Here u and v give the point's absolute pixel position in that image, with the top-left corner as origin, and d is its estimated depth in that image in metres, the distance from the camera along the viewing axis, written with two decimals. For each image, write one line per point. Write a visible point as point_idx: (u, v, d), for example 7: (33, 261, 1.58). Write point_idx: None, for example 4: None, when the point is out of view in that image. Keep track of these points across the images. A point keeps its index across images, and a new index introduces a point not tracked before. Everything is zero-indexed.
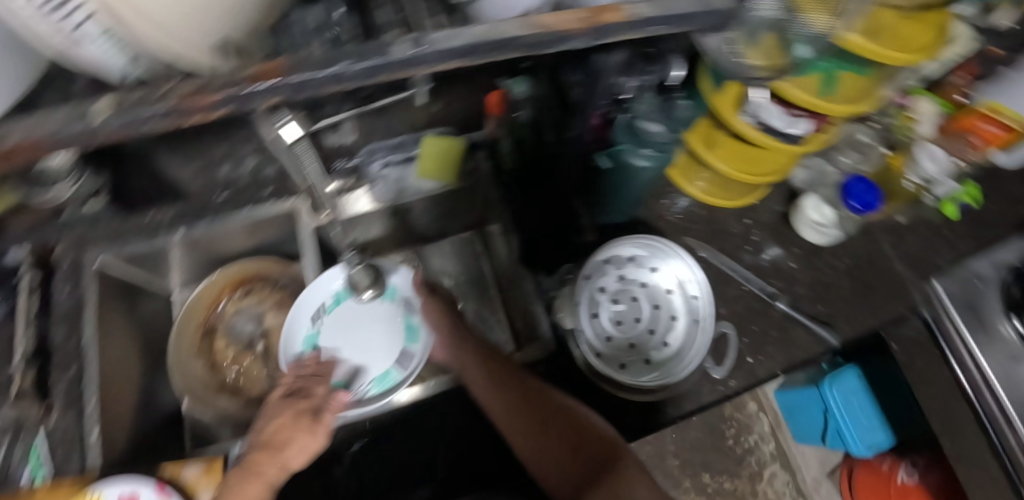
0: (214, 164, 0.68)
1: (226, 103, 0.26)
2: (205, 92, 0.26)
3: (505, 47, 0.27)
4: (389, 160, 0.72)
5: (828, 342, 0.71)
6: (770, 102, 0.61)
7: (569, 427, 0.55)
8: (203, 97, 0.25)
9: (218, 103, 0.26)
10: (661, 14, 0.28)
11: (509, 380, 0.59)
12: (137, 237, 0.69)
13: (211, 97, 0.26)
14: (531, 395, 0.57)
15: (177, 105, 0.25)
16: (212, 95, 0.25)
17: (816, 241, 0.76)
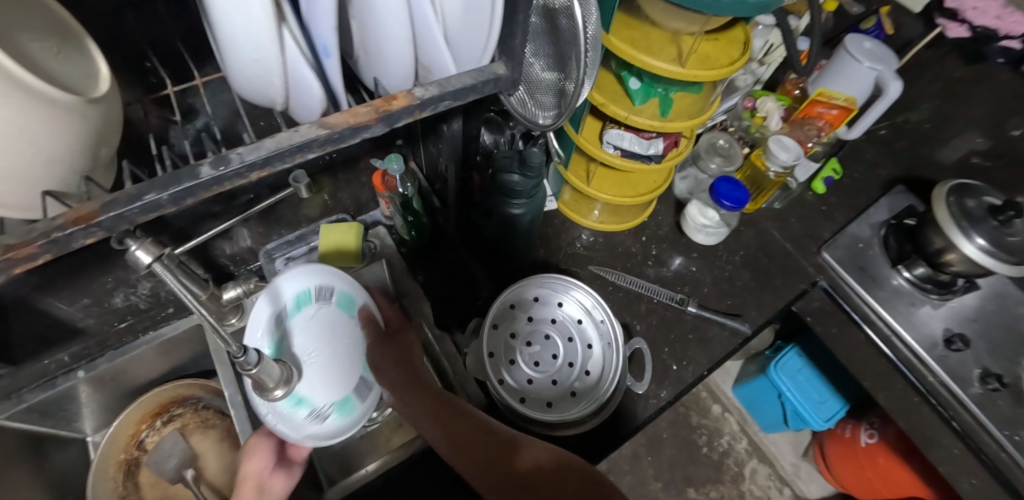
0: (107, 296, 0.66)
1: (47, 249, 0.26)
2: (24, 242, 0.26)
3: (304, 149, 0.29)
4: (290, 256, 0.71)
5: (742, 331, 0.75)
6: (621, 130, 0.68)
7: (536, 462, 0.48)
8: (23, 248, 0.25)
9: (37, 251, 0.26)
10: (439, 94, 0.31)
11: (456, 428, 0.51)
12: (33, 388, 0.66)
13: (30, 246, 0.26)
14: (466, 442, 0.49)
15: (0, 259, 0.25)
16: (29, 244, 0.25)
17: (706, 243, 0.82)
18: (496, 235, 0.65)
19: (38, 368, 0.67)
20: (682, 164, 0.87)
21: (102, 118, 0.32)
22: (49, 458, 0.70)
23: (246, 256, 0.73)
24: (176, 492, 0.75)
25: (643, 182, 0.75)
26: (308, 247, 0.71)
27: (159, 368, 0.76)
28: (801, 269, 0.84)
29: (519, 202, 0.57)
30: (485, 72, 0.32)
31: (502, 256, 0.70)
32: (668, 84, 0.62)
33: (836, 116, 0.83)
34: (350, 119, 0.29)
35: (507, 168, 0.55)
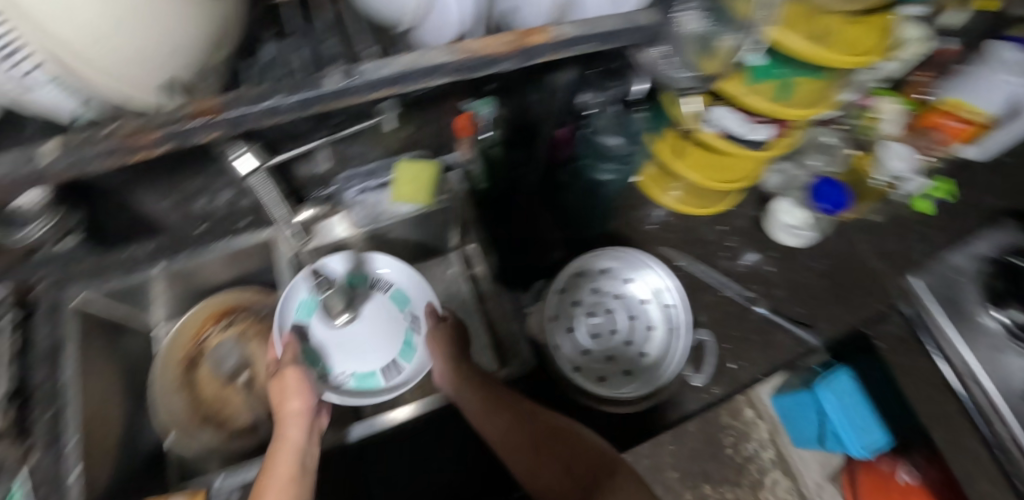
0: (188, 198, 0.65)
1: (167, 139, 0.27)
2: (147, 130, 0.27)
3: (436, 73, 0.28)
4: (366, 186, 0.71)
5: (808, 343, 0.71)
6: (731, 109, 0.61)
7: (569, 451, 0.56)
8: (147, 135, 0.27)
9: (156, 141, 0.27)
10: (580, 36, 0.29)
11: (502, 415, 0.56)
12: (114, 276, 0.69)
13: (152, 134, 0.27)
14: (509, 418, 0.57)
15: (123, 144, 0.27)
16: (153, 133, 0.27)
17: (792, 245, 0.77)
18: None
19: (120, 259, 0.70)
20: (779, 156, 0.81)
21: (226, 16, 0.32)
22: (121, 339, 0.75)
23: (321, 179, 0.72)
24: (227, 393, 0.77)
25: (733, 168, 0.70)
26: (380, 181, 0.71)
27: (226, 274, 0.79)
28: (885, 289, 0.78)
29: None
30: (630, 19, 0.30)
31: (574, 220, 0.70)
32: (793, 66, 0.57)
33: (960, 130, 0.76)
34: (488, 48, 0.28)
35: None
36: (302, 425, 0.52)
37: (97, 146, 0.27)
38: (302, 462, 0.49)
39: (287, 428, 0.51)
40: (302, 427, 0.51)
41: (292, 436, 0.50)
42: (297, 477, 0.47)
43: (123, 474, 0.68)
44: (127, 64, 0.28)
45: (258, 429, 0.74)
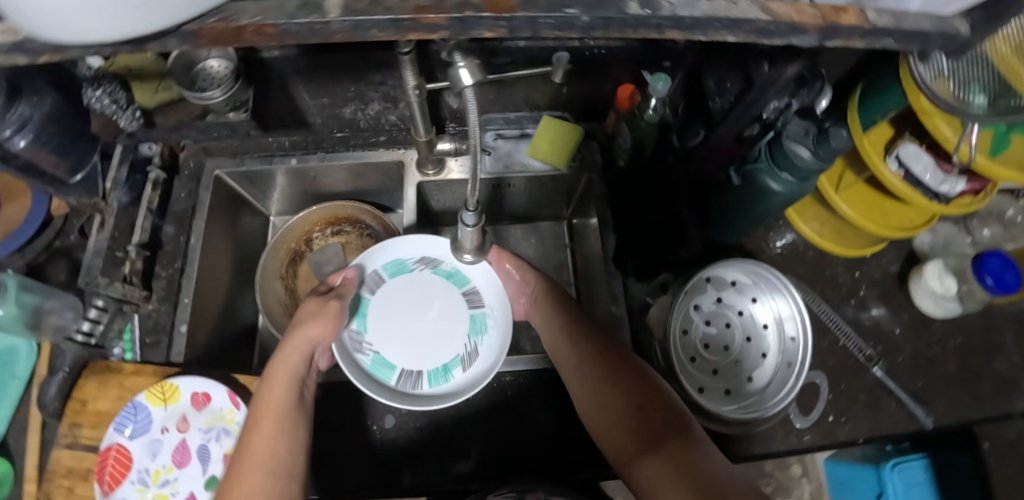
0: (342, 103, 0.72)
1: (451, 25, 0.24)
2: (436, 10, 0.24)
3: (732, 30, 0.25)
4: (502, 133, 0.70)
5: (921, 421, 0.65)
6: (921, 150, 0.57)
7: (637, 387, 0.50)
8: (434, 16, 0.23)
9: (442, 24, 0.24)
10: (892, 28, 0.27)
11: (581, 338, 0.55)
12: (254, 157, 0.72)
13: (441, 16, 0.23)
14: (588, 344, 0.55)
15: (410, 17, 0.23)
16: (442, 13, 0.23)
17: (930, 312, 0.70)
18: (727, 200, 0.59)
19: (263, 143, 0.72)
20: (944, 215, 0.73)
21: None
22: (242, 219, 0.80)
23: (465, 117, 0.72)
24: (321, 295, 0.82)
25: (897, 215, 0.64)
26: (521, 132, 0.71)
27: (346, 186, 0.80)
28: (1021, 391, 0.70)
29: (787, 177, 0.51)
30: (945, 24, 0.29)
31: (710, 222, 0.65)
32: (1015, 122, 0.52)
33: None
34: (796, 16, 0.25)
35: (796, 138, 0.49)
36: (298, 356, 0.52)
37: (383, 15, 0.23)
38: (294, 398, 0.49)
39: (280, 357, 0.52)
40: (301, 357, 0.52)
41: (286, 363, 0.51)
42: (287, 407, 0.48)
43: (220, 341, 0.73)
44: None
45: None
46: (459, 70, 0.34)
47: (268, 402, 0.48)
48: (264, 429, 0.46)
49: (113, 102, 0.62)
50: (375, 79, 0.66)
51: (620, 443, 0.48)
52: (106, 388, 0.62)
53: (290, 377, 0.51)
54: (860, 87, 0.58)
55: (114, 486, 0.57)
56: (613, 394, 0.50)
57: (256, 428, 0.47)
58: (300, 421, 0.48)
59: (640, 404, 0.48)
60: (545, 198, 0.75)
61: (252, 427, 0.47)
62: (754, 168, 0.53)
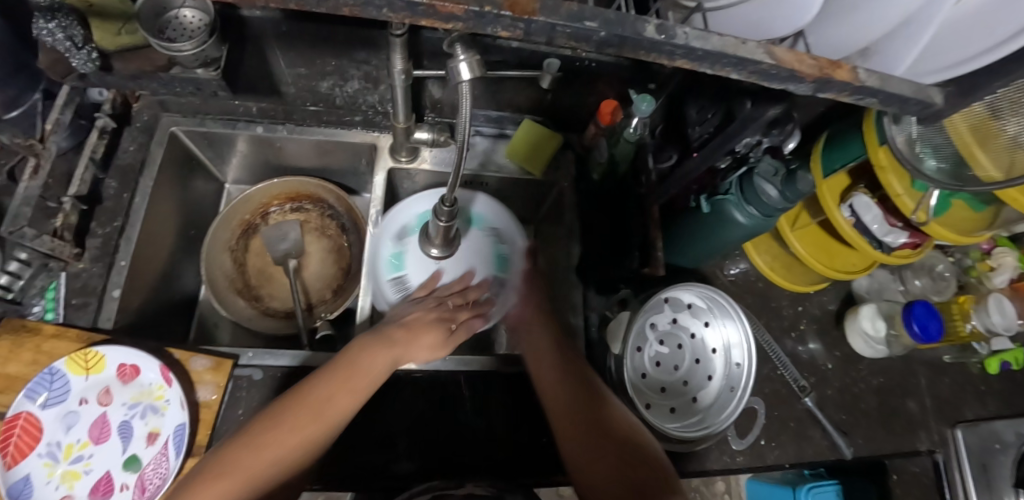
0: (319, 76, 0.68)
1: (468, 19, 0.23)
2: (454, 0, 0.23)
3: (736, 68, 0.26)
4: (481, 130, 0.70)
5: (841, 451, 0.69)
6: (872, 201, 0.61)
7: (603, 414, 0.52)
8: (452, 6, 0.22)
9: (459, 16, 0.23)
10: (879, 89, 0.28)
11: (569, 372, 0.55)
12: (216, 119, 0.68)
13: (459, 6, 0.23)
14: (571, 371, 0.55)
15: (426, 4, 0.22)
16: (460, 4, 0.22)
17: (860, 351, 0.76)
18: (691, 226, 0.60)
19: (227, 106, 0.68)
20: (882, 263, 0.79)
21: None
22: (195, 182, 0.75)
23: (445, 108, 0.71)
24: (272, 272, 0.77)
25: (842, 258, 0.68)
26: (499, 132, 0.70)
27: (313, 161, 0.77)
28: (928, 430, 0.76)
29: (752, 212, 0.53)
30: (921, 93, 0.30)
31: (674, 246, 0.66)
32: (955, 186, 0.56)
33: None
34: (796, 64, 0.26)
35: (765, 177, 0.50)
36: (387, 364, 0.50)
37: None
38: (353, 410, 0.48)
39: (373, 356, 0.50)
40: (400, 347, 0.51)
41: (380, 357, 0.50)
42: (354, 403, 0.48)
43: (155, 309, 0.68)
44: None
45: (291, 319, 0.74)
46: (459, 63, 0.34)
47: (343, 395, 0.47)
48: (327, 411, 0.46)
49: (68, 38, 0.54)
50: (358, 56, 0.64)
51: (586, 460, 0.50)
52: (18, 351, 0.56)
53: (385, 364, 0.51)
54: (824, 135, 0.63)
55: (17, 459, 0.52)
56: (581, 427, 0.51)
57: (279, 424, 0.45)
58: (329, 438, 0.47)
59: (608, 430, 0.51)
60: (516, 200, 0.75)
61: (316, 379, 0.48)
62: (724, 199, 0.54)
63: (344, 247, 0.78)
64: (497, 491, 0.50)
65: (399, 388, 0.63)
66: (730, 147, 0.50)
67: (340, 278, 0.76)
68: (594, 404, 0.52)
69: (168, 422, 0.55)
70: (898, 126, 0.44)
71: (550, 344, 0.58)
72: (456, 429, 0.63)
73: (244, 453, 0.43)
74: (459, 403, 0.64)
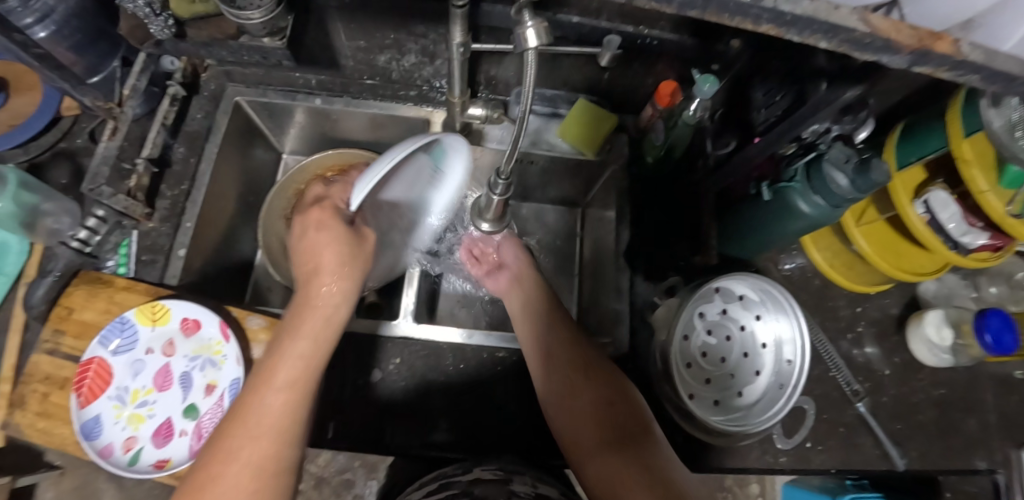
0: (377, 49, 0.68)
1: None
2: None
3: (826, 36, 0.25)
4: (535, 109, 0.69)
5: (893, 462, 0.66)
6: (951, 198, 0.57)
7: (628, 418, 0.53)
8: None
9: None
10: (983, 65, 0.26)
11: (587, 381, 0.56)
12: (278, 90, 0.71)
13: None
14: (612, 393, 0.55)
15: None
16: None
17: (923, 359, 0.71)
18: (751, 214, 0.58)
19: (288, 77, 0.71)
20: (954, 267, 0.74)
21: None
22: (255, 151, 0.77)
23: (499, 85, 0.70)
24: None
25: (913, 259, 0.64)
26: (552, 111, 0.69)
27: (366, 134, 0.78)
28: (989, 449, 0.71)
29: (818, 201, 0.50)
30: None
31: (730, 237, 0.63)
32: None
33: None
34: (892, 33, 0.25)
35: (836, 164, 0.48)
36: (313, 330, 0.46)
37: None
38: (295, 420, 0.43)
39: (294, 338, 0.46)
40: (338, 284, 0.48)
41: (321, 312, 0.47)
42: (298, 381, 0.44)
43: (216, 270, 0.72)
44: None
45: None
46: (525, 30, 0.33)
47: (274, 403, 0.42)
48: (262, 400, 0.42)
49: (148, 5, 0.56)
50: (416, 30, 0.63)
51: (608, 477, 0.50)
52: (93, 300, 0.60)
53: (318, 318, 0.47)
54: (901, 125, 0.59)
55: (90, 400, 0.56)
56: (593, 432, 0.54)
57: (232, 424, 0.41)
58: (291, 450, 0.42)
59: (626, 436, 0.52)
60: (564, 182, 0.74)
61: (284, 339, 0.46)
62: (787, 187, 0.51)
63: None
64: (505, 474, 0.52)
65: (441, 358, 0.64)
66: (796, 134, 0.48)
67: None
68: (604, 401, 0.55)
69: (225, 376, 0.58)
70: (999, 108, 0.42)
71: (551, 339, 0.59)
72: (493, 404, 0.63)
73: (211, 460, 0.40)
74: (498, 377, 0.64)
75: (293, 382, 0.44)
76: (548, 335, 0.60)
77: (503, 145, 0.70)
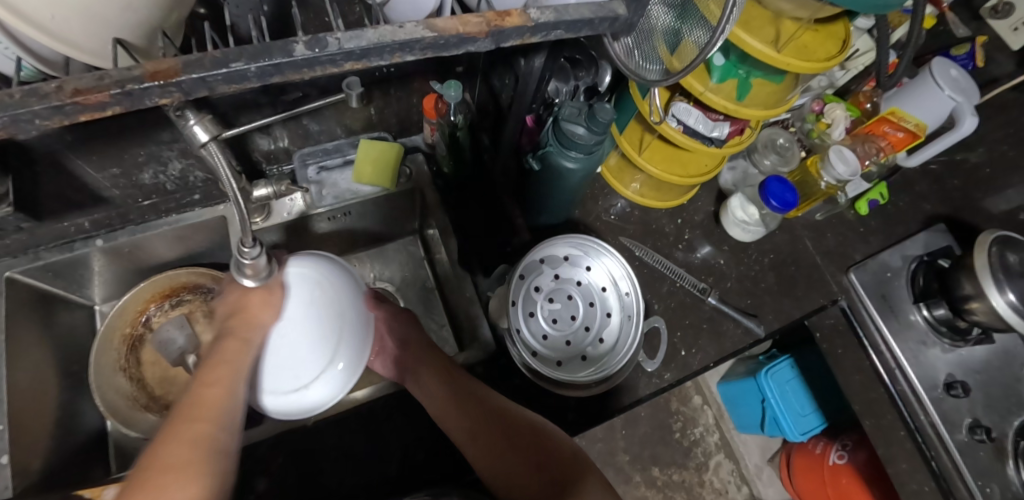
0: (136, 169, 0.64)
1: (119, 101, 0.23)
2: (96, 89, 0.23)
3: (405, 51, 0.27)
4: (324, 165, 0.70)
5: (755, 332, 0.74)
6: (690, 106, 0.65)
7: (535, 443, 0.53)
8: (93, 95, 0.22)
9: (108, 100, 0.23)
10: (555, 21, 0.30)
11: (482, 408, 0.56)
12: (51, 247, 0.66)
13: (103, 94, 0.23)
14: (518, 416, 0.55)
15: (68, 102, 0.22)
16: (102, 92, 0.23)
17: (743, 239, 0.81)
18: (540, 186, 0.63)
19: (58, 230, 0.66)
20: (736, 154, 0.84)
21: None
22: (57, 318, 0.71)
23: (280, 155, 0.71)
24: (174, 375, 0.75)
25: (693, 164, 0.73)
26: (344, 159, 0.70)
27: (175, 251, 0.74)
28: (826, 285, 0.81)
29: (575, 154, 0.56)
30: (603, 9, 0.32)
31: (538, 209, 0.69)
32: (751, 68, 0.61)
33: (902, 139, 0.77)
34: (460, 27, 0.27)
35: (572, 119, 0.53)
36: (228, 376, 0.38)
37: (29, 104, 0.22)
38: (233, 404, 0.38)
39: (204, 394, 0.37)
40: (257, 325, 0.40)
41: (234, 355, 0.39)
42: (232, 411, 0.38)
43: (60, 458, 0.65)
44: (46, 4, 0.28)
45: None
46: (192, 128, 0.34)
47: (210, 394, 0.38)
48: (198, 433, 0.36)
49: None
50: (165, 138, 0.61)
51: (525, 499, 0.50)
52: None
53: (238, 364, 0.39)
54: None
55: None
56: (496, 457, 0.53)
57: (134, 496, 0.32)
58: (230, 439, 0.37)
59: (538, 452, 0.52)
60: (386, 216, 0.75)
61: (196, 382, 0.38)
62: (547, 152, 0.57)
63: None
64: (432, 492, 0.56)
65: (322, 434, 0.65)
66: (544, 94, 0.56)
67: None
68: (503, 424, 0.55)
69: None
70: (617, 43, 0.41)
71: (447, 386, 0.59)
72: (383, 453, 0.65)
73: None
74: (377, 427, 0.66)
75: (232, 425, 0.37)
76: (444, 382, 0.59)
77: (291, 214, 0.69)
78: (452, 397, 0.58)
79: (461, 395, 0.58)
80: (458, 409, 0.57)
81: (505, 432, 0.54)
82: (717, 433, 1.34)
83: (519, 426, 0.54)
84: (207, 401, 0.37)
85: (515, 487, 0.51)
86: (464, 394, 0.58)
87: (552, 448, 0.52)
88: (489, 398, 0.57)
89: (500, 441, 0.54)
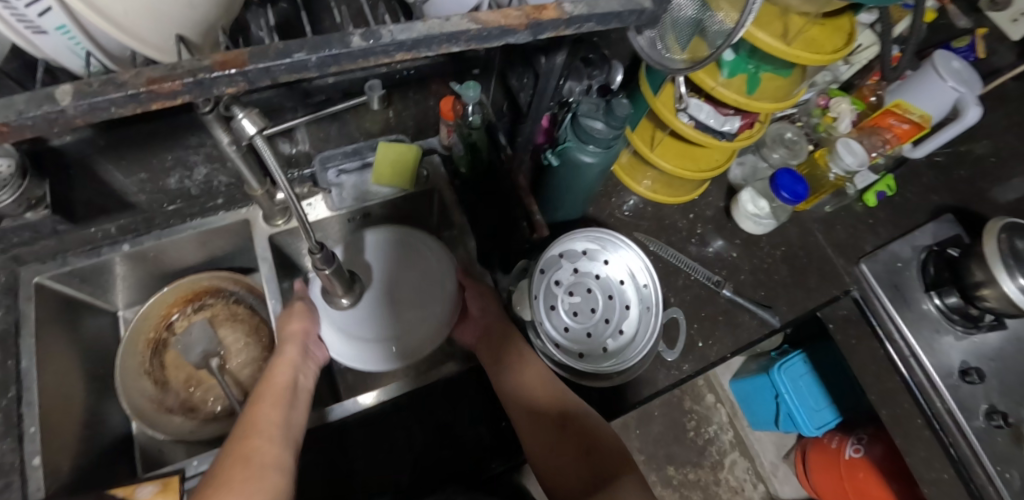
0: (162, 174, 0.65)
1: (189, 90, 0.25)
2: (169, 78, 0.24)
3: (451, 42, 0.29)
4: (344, 168, 0.71)
5: (770, 323, 0.75)
6: (701, 101, 0.67)
7: (587, 434, 0.56)
8: (168, 84, 0.24)
9: (178, 90, 0.25)
10: (588, 14, 0.31)
11: (546, 390, 0.59)
12: (78, 253, 0.67)
13: (176, 82, 0.24)
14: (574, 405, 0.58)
15: (144, 90, 0.24)
16: (175, 80, 0.24)
17: (754, 232, 0.82)
18: (557, 182, 0.64)
19: (86, 235, 0.68)
20: (744, 149, 0.86)
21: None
22: (82, 323, 0.72)
23: (300, 159, 0.73)
24: (198, 378, 0.76)
25: (704, 158, 0.74)
26: (363, 162, 0.72)
27: (198, 255, 0.76)
28: (837, 276, 0.82)
29: (593, 149, 0.57)
30: (631, 3, 0.33)
31: (554, 205, 0.70)
32: (761, 62, 0.62)
33: (907, 131, 0.78)
34: (502, 20, 0.29)
35: (590, 115, 0.55)
36: (279, 395, 0.56)
37: (108, 92, 0.23)
38: (280, 422, 0.53)
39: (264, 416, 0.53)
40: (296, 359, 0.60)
41: (281, 377, 0.58)
42: (278, 425, 0.53)
43: (88, 460, 0.65)
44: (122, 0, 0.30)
45: (231, 416, 0.73)
46: (241, 122, 0.36)
47: (261, 415, 0.53)
48: (255, 443, 0.50)
49: None
50: (191, 142, 0.62)
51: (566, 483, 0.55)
52: None
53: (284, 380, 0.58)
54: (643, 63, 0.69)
55: None
56: (548, 435, 0.57)
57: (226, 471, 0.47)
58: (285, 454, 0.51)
59: (591, 442, 0.56)
60: (404, 217, 0.77)
61: (253, 404, 0.55)
62: (566, 147, 0.58)
63: (261, 325, 0.78)
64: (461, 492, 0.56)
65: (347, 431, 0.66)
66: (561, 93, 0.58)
67: (267, 355, 0.76)
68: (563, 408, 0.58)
69: None
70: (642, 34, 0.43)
71: (518, 359, 0.62)
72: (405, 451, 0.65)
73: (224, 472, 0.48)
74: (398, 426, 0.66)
75: (274, 428, 0.52)
76: (517, 357, 0.62)
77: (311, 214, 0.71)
78: (521, 372, 0.61)
79: (528, 373, 0.61)
80: (523, 384, 0.60)
81: (562, 416, 0.57)
82: (731, 431, 1.34)
83: (575, 415, 0.58)
84: (268, 408, 0.54)
85: (561, 466, 0.55)
86: (531, 373, 0.61)
87: (602, 435, 0.56)
88: (552, 383, 0.60)
89: (557, 423, 0.57)
